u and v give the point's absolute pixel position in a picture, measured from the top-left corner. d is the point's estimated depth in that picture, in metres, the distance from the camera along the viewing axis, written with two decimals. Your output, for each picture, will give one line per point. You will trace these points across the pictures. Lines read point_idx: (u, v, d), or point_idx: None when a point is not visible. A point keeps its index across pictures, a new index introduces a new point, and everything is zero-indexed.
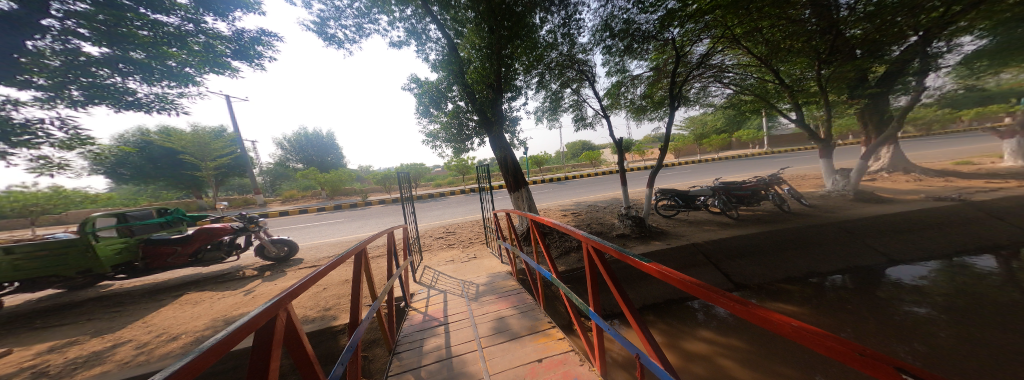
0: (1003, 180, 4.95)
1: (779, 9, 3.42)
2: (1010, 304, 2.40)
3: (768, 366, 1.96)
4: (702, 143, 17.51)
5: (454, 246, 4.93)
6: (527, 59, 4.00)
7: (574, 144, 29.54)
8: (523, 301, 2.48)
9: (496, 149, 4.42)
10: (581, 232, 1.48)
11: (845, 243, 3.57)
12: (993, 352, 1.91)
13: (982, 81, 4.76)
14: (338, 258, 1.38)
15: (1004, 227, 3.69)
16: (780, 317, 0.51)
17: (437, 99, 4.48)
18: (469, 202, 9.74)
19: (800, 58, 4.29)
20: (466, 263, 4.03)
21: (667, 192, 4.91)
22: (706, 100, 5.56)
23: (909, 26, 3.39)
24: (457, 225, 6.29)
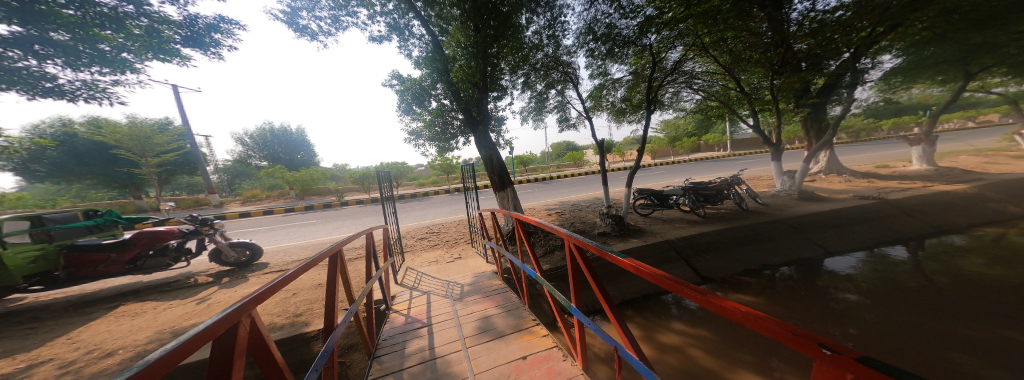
0: (912, 182, 5.84)
1: (741, 21, 3.81)
2: (919, 288, 2.83)
3: (731, 353, 2.12)
4: (675, 146, 18.66)
5: (438, 246, 4.81)
6: (513, 59, 4.02)
7: (558, 144, 30.32)
8: (508, 300, 2.48)
9: (481, 149, 4.38)
10: (563, 231, 1.52)
11: (794, 238, 4.00)
12: (907, 331, 2.23)
13: (897, 95, 5.57)
14: (310, 261, 1.29)
15: (912, 222, 4.36)
16: (733, 304, 0.58)
17: (420, 97, 4.34)
18: (451, 202, 9.56)
19: (758, 68, 4.74)
20: (450, 263, 3.95)
21: (644, 192, 5.18)
22: (679, 105, 5.95)
23: (843, 44, 3.88)
24: (439, 226, 6.13)
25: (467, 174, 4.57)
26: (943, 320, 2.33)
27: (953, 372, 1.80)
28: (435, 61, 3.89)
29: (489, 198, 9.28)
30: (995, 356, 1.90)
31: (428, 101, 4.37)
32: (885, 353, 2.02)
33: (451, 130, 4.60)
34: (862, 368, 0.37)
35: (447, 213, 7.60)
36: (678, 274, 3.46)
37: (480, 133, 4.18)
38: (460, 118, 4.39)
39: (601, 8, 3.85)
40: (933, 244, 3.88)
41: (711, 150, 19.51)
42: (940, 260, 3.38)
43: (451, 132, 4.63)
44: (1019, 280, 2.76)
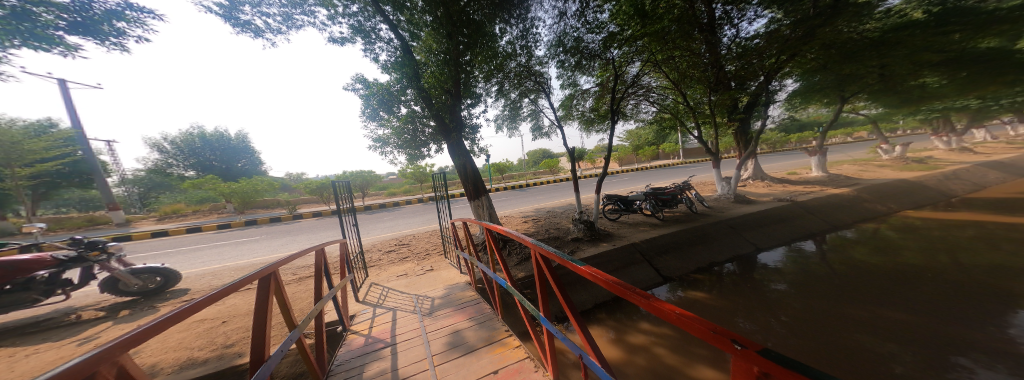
0: (813, 186, 7.16)
1: (685, 42, 4.43)
2: (827, 276, 3.42)
3: (690, 349, 2.30)
4: (638, 154, 20.38)
5: (407, 259, 4.49)
6: (486, 67, 4.07)
7: (533, 153, 31.32)
8: (481, 312, 2.40)
9: (455, 157, 4.29)
10: (530, 240, 1.53)
11: (733, 237, 4.58)
12: (823, 316, 2.66)
13: (800, 113, 6.85)
14: (232, 285, 1.04)
15: (815, 219, 5.32)
16: (667, 306, 0.62)
17: (388, 103, 4.10)
18: (423, 212, 9.12)
19: (699, 85, 5.44)
20: (418, 277, 3.70)
21: (611, 198, 5.51)
22: (639, 116, 6.53)
23: (760, 68, 4.66)
24: (409, 237, 5.76)
25: (437, 183, 4.39)
26: (843, 304, 2.82)
27: (854, 349, 2.18)
28: (403, 64, 3.74)
29: (463, 207, 9.07)
30: (880, 332, 2.36)
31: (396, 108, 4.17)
32: (809, 337, 2.40)
33: (423, 138, 4.41)
34: (766, 361, 0.43)
35: (418, 224, 7.22)
36: (642, 275, 3.70)
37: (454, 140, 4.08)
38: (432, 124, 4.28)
39: (569, 23, 4.17)
40: (832, 238, 4.74)
41: (664, 159, 21.81)
42: (837, 251, 4.15)
43: (422, 139, 4.44)
44: (889, 266, 3.50)
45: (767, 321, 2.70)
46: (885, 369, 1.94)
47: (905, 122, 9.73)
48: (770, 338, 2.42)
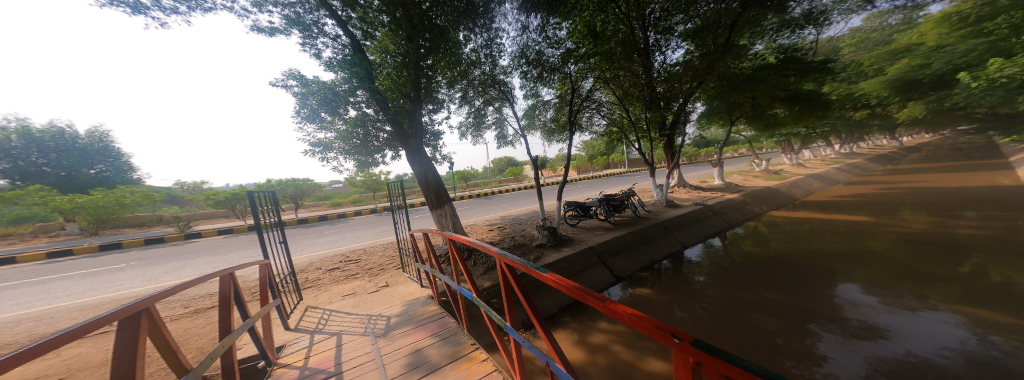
0: (718, 192, 8.87)
1: (627, 63, 5.17)
2: (734, 266, 4.19)
3: (641, 343, 2.53)
4: (592, 162, 22.49)
5: (355, 276, 3.93)
6: (449, 72, 4.01)
7: (496, 161, 31.63)
8: (445, 328, 2.22)
9: (414, 164, 4.06)
10: (494, 249, 1.49)
11: (667, 237, 5.31)
12: (733, 300, 3.25)
13: (708, 131, 8.52)
14: (70, 330, 0.71)
15: (720, 219, 6.59)
16: (620, 307, 0.66)
17: (331, 105, 3.40)
18: (373, 224, 8.21)
19: (638, 102, 6.33)
20: (369, 295, 3.25)
21: (571, 204, 5.89)
22: (593, 128, 7.25)
23: (682, 91, 5.66)
24: (358, 252, 5.10)
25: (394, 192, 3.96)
26: (744, 289, 3.48)
27: (753, 328, 2.69)
28: (353, 58, 3.28)
29: (421, 217, 8.51)
30: (769, 309, 2.99)
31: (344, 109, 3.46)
32: (724, 320, 2.89)
33: (375, 144, 3.80)
34: (708, 357, 0.47)
35: (366, 237, 6.45)
36: (598, 276, 3.96)
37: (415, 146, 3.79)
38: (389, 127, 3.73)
39: (531, 36, 4.44)
40: (733, 235, 5.88)
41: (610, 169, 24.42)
42: (736, 245, 5.18)
43: (372, 147, 3.77)
44: (772, 255, 4.50)
45: (694, 309, 3.17)
46: (772, 343, 2.44)
47: (769, 143, 12.92)
48: (698, 326, 2.84)
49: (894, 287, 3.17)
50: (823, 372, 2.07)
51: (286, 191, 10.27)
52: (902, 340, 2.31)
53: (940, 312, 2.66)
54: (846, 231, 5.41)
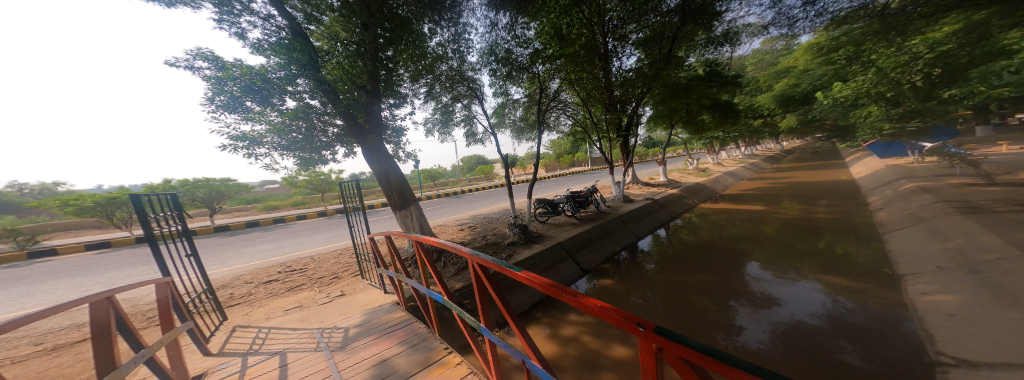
0: (662, 187, 9.99)
1: (588, 65, 5.52)
2: (679, 253, 4.77)
3: (605, 331, 2.72)
4: (559, 160, 23.65)
5: (300, 288, 3.46)
6: (412, 65, 3.80)
7: (466, 159, 31.09)
8: (413, 334, 2.10)
9: (373, 162, 3.76)
10: (466, 250, 1.43)
11: (625, 229, 5.79)
12: (678, 284, 3.68)
13: (657, 132, 9.55)
14: None
15: (666, 211, 7.45)
16: (592, 301, 0.70)
17: (263, 94, 2.83)
18: (322, 229, 7.32)
19: (598, 104, 6.75)
20: (318, 307, 2.88)
21: (542, 202, 6.04)
22: (560, 127, 7.57)
23: (636, 95, 6.22)
24: (304, 261, 4.49)
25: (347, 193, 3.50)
26: (685, 273, 3.97)
27: (691, 308, 3.10)
28: (291, 42, 2.82)
29: (378, 220, 7.87)
30: (705, 290, 3.46)
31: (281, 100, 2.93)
32: (670, 302, 3.27)
33: (322, 139, 3.37)
34: (671, 343, 0.53)
35: (314, 243, 5.73)
36: (566, 270, 4.13)
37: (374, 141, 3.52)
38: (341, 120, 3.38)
39: (500, 34, 4.44)
40: (675, 226, 6.69)
41: (575, 167, 25.80)
42: (677, 235, 5.91)
43: (318, 144, 3.34)
44: (707, 241, 5.23)
45: (647, 295, 3.52)
46: (707, 320, 2.84)
47: (698, 145, 15.01)
48: (650, 310, 3.15)
49: (782, 263, 3.97)
50: (741, 339, 2.49)
51: (197, 194, 8.41)
52: (788, 307, 2.93)
53: (814, 280, 3.43)
54: (753, 218, 6.59)
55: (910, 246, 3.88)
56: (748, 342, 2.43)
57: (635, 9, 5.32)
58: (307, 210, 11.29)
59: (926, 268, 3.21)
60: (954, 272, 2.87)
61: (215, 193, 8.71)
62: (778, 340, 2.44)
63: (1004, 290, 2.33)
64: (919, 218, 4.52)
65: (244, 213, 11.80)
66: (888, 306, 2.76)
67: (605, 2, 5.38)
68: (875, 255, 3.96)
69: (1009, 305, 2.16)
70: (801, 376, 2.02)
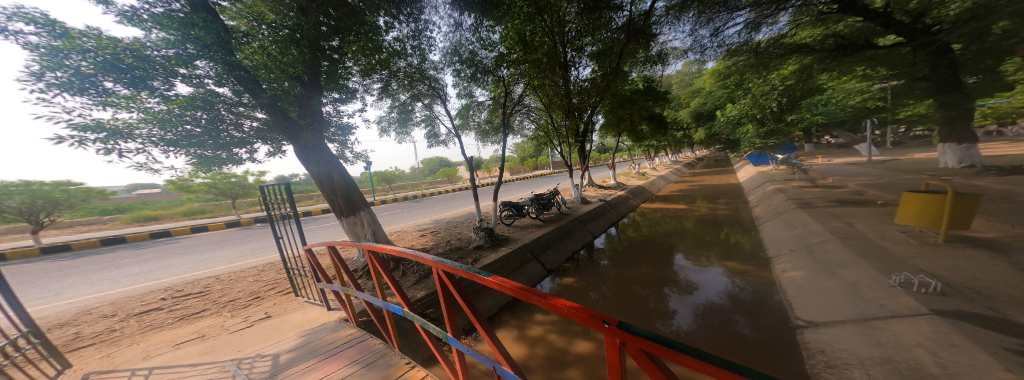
0: (611, 189, 10.94)
1: (549, 72, 5.83)
2: (625, 249, 5.27)
3: (568, 328, 2.84)
4: (523, 164, 24.48)
5: (199, 315, 2.84)
6: (363, 57, 3.51)
7: (428, 160, 29.87)
8: (368, 352, 1.90)
9: (309, 163, 3.27)
10: (429, 257, 1.33)
11: (583, 229, 6.17)
12: (628, 277, 4.06)
13: (607, 139, 10.53)
14: None
15: (615, 210, 8.21)
16: (560, 302, 0.71)
17: (133, 72, 2.06)
18: (238, 242, 6.12)
19: (558, 111, 7.13)
20: (230, 335, 2.36)
21: (506, 204, 6.08)
22: (523, 131, 7.80)
23: (590, 103, 6.81)
24: (206, 282, 3.70)
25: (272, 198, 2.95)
26: (632, 267, 4.38)
27: (638, 298, 3.44)
28: (193, 15, 2.23)
29: (315, 228, 6.94)
30: (651, 280, 3.88)
31: (166, 82, 2.19)
32: (622, 295, 3.57)
33: (234, 135, 2.62)
34: (629, 335, 0.57)
35: (225, 260, 4.74)
36: (532, 271, 4.20)
37: (312, 141, 3.05)
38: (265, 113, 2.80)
39: (464, 35, 4.37)
40: (622, 225, 7.39)
41: (537, 170, 26.79)
42: (623, 233, 6.54)
43: (228, 141, 2.59)
44: (645, 237, 5.91)
45: (602, 290, 3.79)
46: (649, 309, 3.17)
47: (639, 151, 17.02)
48: (605, 304, 3.39)
49: (697, 253, 4.69)
50: (678, 322, 2.85)
51: (9, 202, 6.21)
52: (705, 290, 3.47)
53: (719, 266, 4.15)
54: (679, 214, 7.69)
55: (775, 233, 5.02)
56: (684, 325, 2.78)
57: (589, 23, 5.75)
58: (204, 222, 9.37)
59: (783, 250, 4.21)
60: (800, 252, 3.78)
61: (41, 201, 6.62)
62: (701, 321, 2.84)
63: (827, 264, 3.14)
64: (776, 213, 5.89)
65: (103, 228, 9.11)
66: (765, 284, 3.51)
67: (565, 13, 5.63)
68: (756, 242, 5.02)
69: (830, 274, 2.94)
70: (719, 351, 2.37)
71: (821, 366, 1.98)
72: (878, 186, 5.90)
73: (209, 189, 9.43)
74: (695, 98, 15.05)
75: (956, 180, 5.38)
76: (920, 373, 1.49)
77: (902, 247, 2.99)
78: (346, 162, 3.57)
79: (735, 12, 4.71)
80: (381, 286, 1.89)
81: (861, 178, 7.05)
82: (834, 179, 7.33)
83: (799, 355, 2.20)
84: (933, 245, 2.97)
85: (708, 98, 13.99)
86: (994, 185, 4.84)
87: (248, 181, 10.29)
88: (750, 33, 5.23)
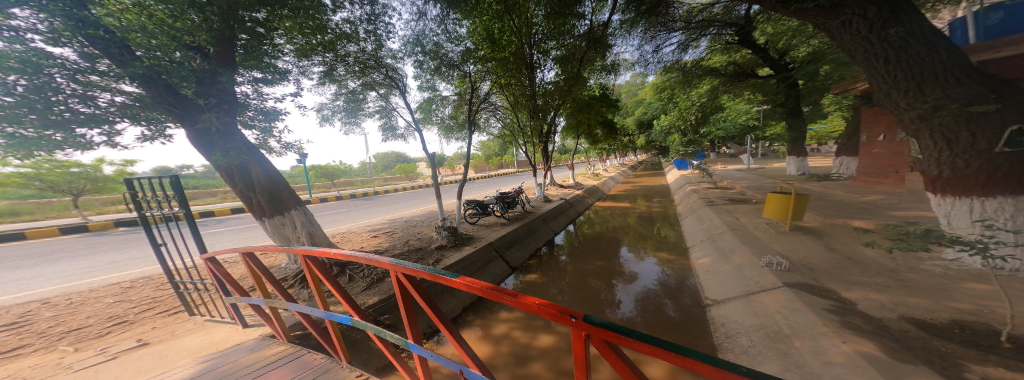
0: (571, 189, 11.54)
1: (515, 72, 5.93)
2: (579, 245, 5.64)
3: (530, 323, 2.93)
4: (488, 162, 24.45)
5: (13, 355, 2.08)
6: (301, 35, 3.09)
7: (382, 154, 27.69)
8: (306, 370, 1.68)
9: (211, 152, 2.72)
10: (385, 260, 1.22)
11: (544, 226, 6.39)
12: (583, 271, 4.35)
13: (564, 141, 11.10)
14: None
15: (572, 207, 8.72)
16: (530, 300, 0.73)
17: None
18: (96, 254, 4.70)
19: (523, 111, 7.31)
20: (78, 372, 1.75)
21: (471, 203, 5.97)
22: (489, 129, 7.78)
23: (551, 106, 7.13)
24: (22, 310, 2.79)
25: (147, 195, 2.32)
26: (587, 262, 4.70)
27: (592, 290, 3.71)
28: None
29: (225, 232, 5.76)
30: (604, 273, 4.21)
31: None
32: (581, 287, 3.81)
33: (76, 109, 1.99)
34: (593, 327, 0.61)
35: (75, 279, 3.58)
36: (496, 270, 4.20)
37: (216, 125, 2.54)
38: (139, 87, 2.24)
39: (428, 25, 4.12)
40: (578, 222, 7.84)
41: (500, 168, 26.86)
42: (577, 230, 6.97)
43: (65, 117, 1.95)
44: (595, 233, 6.41)
45: (561, 284, 4.00)
46: (601, 299, 3.45)
47: (592, 153, 18.35)
48: (567, 297, 3.57)
49: (637, 246, 5.26)
50: (626, 309, 3.15)
51: None
52: (643, 278, 3.91)
53: (653, 256, 4.71)
54: (624, 212, 8.52)
55: (691, 226, 5.94)
56: (631, 312, 3.09)
57: (555, 28, 5.91)
58: (19, 229, 6.89)
59: (696, 240, 5.01)
60: (707, 242, 4.53)
61: None
62: (641, 306, 3.19)
63: (723, 250, 3.84)
64: (691, 209, 6.97)
65: None
66: (685, 270, 4.12)
67: (533, 15, 5.71)
68: (680, 235, 5.87)
69: (726, 258, 3.58)
70: (660, 331, 2.70)
71: (722, 337, 2.39)
72: (764, 187, 7.36)
73: (29, 182, 6.99)
74: (639, 108, 16.91)
75: (807, 184, 7.10)
76: (784, 332, 1.92)
77: (774, 233, 3.83)
78: (269, 154, 3.06)
79: (671, 33, 5.49)
80: (322, 294, 1.68)
81: (746, 180, 8.82)
82: (729, 182, 8.98)
83: (711, 328, 2.64)
84: (800, 231, 3.84)
85: (649, 108, 15.97)
86: (830, 187, 6.49)
87: (102, 172, 8.05)
88: (681, 53, 6.07)
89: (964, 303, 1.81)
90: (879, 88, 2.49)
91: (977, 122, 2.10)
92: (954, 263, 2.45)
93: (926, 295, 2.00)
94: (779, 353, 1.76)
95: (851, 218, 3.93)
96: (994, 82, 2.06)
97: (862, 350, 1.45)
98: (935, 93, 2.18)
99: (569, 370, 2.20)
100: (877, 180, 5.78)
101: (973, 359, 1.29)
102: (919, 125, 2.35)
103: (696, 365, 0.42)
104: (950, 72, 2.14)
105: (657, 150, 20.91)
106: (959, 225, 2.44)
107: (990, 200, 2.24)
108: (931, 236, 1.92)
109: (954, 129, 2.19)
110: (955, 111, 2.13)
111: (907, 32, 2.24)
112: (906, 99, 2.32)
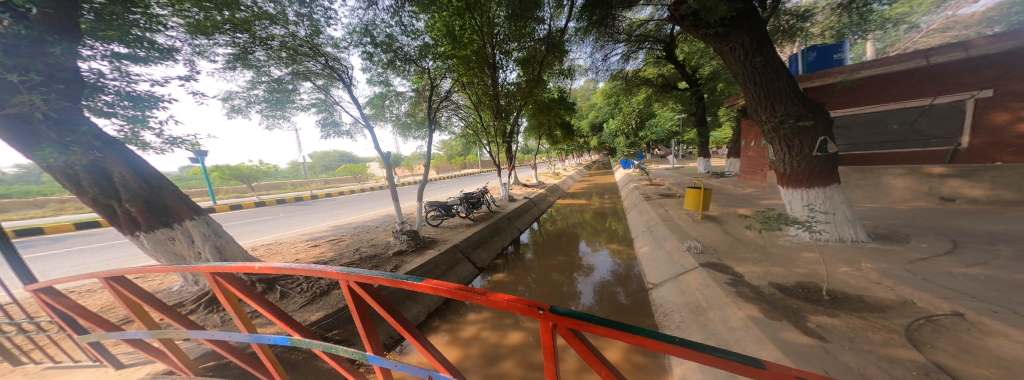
0: (534, 188, 11.88)
1: (476, 73, 5.89)
2: (543, 242, 5.84)
3: (499, 321, 2.93)
4: (451, 162, 23.85)
5: None
6: (196, 8, 2.54)
7: (326, 153, 24.83)
8: None
9: (33, 148, 2.01)
10: (332, 269, 1.09)
11: (510, 226, 6.45)
12: (546, 266, 4.52)
13: (525, 142, 11.37)
14: None
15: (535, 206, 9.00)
16: (498, 297, 0.73)
17: None
18: None
19: (487, 110, 7.27)
20: None
21: (433, 204, 5.75)
22: (451, 128, 7.59)
23: (511, 107, 7.23)
24: None
25: None
26: (550, 257, 4.89)
27: (554, 284, 3.87)
28: None
29: (89, 254, 4.44)
30: (565, 267, 4.44)
31: None
32: (542, 283, 3.95)
33: None
34: (560, 317, 0.64)
35: None
36: (462, 272, 4.09)
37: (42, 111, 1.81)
38: None
39: (379, 15, 3.80)
40: (541, 220, 8.09)
41: (461, 168, 26.32)
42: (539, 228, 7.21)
43: None
44: (555, 230, 6.72)
45: (526, 281, 4.08)
46: (563, 292, 3.63)
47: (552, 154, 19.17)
48: (531, 293, 3.66)
49: (592, 239, 5.68)
50: (584, 299, 3.37)
51: None
52: (598, 269, 4.24)
53: (606, 248, 5.13)
54: (581, 208, 9.08)
55: (633, 219, 6.66)
56: (588, 301, 3.31)
57: (516, 30, 6.00)
58: None
59: (638, 231, 5.63)
60: (646, 232, 5.12)
61: None
62: (598, 295, 3.44)
63: (657, 238, 4.38)
64: (634, 205, 7.78)
65: None
66: (630, 258, 4.59)
67: (494, 16, 5.68)
68: (626, 227, 6.50)
69: (660, 245, 4.10)
70: (615, 314, 2.96)
71: (660, 314, 2.73)
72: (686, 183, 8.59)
73: None
74: (592, 112, 18.26)
75: (710, 180, 8.53)
76: (702, 306, 2.25)
77: (691, 221, 4.51)
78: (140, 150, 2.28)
79: (617, 44, 6.05)
80: (243, 317, 1.44)
81: (672, 177, 10.19)
82: (660, 179, 10.24)
83: (651, 308, 2.99)
84: (714, 219, 4.58)
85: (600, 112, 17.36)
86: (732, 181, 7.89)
87: None
88: (624, 64, 6.73)
89: (801, 268, 2.42)
90: (751, 105, 3.07)
91: (803, 134, 2.79)
92: (794, 238, 3.21)
93: (781, 263, 2.58)
94: (701, 323, 2.08)
95: (738, 207, 4.89)
96: (810, 105, 2.82)
97: (752, 313, 1.79)
98: (781, 110, 2.81)
99: (538, 364, 2.27)
100: (751, 176, 7.19)
101: (817, 312, 1.73)
102: (771, 135, 2.98)
103: (646, 342, 0.48)
104: (789, 96, 2.81)
105: (607, 151, 22.86)
106: (796, 209, 3.07)
107: (811, 190, 2.93)
108: (780, 218, 2.51)
109: (792, 138, 2.85)
110: (791, 125, 2.79)
111: (767, 61, 2.83)
112: (766, 113, 2.92)
